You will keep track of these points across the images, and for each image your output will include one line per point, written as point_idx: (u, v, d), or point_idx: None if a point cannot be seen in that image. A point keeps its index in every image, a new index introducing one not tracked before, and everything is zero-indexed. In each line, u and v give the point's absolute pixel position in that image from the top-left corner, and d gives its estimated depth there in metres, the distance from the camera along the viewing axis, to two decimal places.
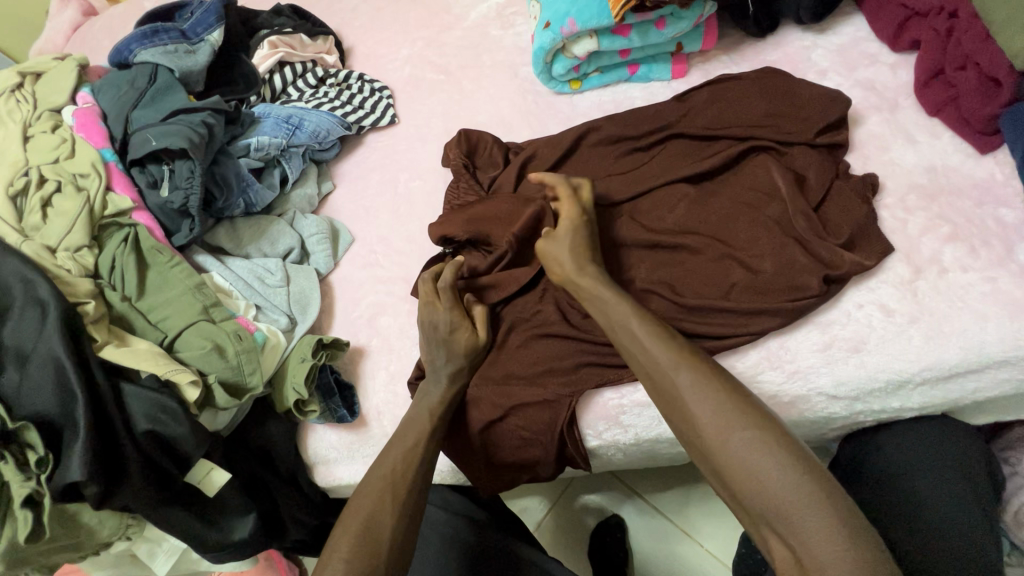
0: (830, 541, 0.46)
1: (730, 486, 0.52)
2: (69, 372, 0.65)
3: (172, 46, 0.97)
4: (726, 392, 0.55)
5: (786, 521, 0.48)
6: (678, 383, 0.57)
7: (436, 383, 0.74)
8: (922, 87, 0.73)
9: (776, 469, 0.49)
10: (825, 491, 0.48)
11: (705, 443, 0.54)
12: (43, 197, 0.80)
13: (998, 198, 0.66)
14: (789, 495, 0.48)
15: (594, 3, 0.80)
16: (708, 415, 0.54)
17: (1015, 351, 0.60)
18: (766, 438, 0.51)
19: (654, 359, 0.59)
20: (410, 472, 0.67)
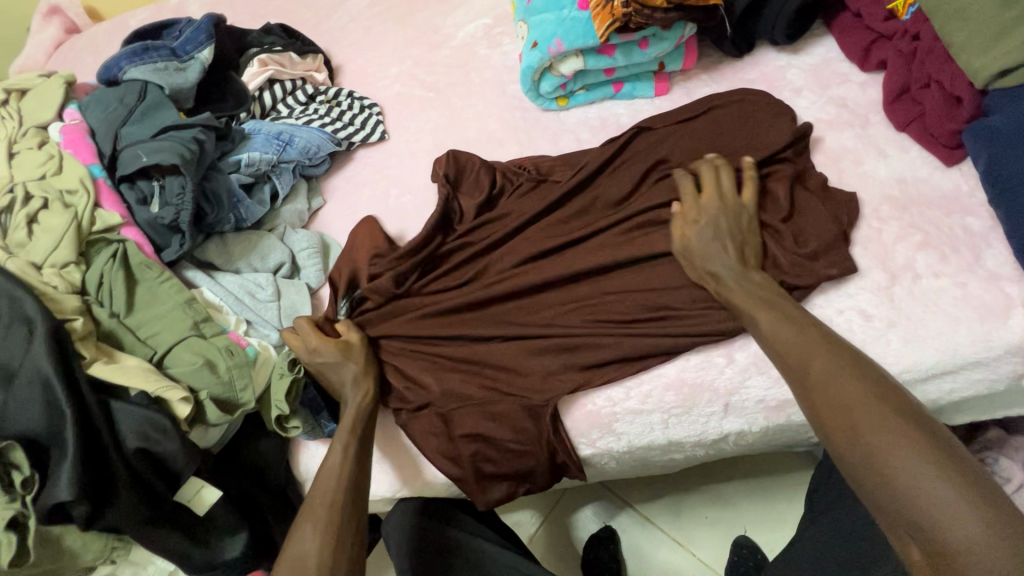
0: (972, 540, 0.46)
1: (860, 475, 0.53)
2: (57, 389, 0.64)
3: (162, 63, 0.98)
4: (867, 385, 0.56)
5: (923, 515, 0.48)
6: (815, 371, 0.59)
7: (347, 400, 0.75)
8: (891, 102, 0.76)
9: (916, 462, 0.50)
10: (979, 498, 0.48)
11: (837, 432, 0.55)
12: (28, 214, 0.79)
13: (965, 208, 0.70)
14: (930, 490, 0.49)
15: (580, 23, 0.84)
16: (846, 404, 0.56)
17: (985, 352, 0.63)
18: (908, 432, 0.52)
19: (797, 347, 0.61)
20: (336, 501, 0.66)
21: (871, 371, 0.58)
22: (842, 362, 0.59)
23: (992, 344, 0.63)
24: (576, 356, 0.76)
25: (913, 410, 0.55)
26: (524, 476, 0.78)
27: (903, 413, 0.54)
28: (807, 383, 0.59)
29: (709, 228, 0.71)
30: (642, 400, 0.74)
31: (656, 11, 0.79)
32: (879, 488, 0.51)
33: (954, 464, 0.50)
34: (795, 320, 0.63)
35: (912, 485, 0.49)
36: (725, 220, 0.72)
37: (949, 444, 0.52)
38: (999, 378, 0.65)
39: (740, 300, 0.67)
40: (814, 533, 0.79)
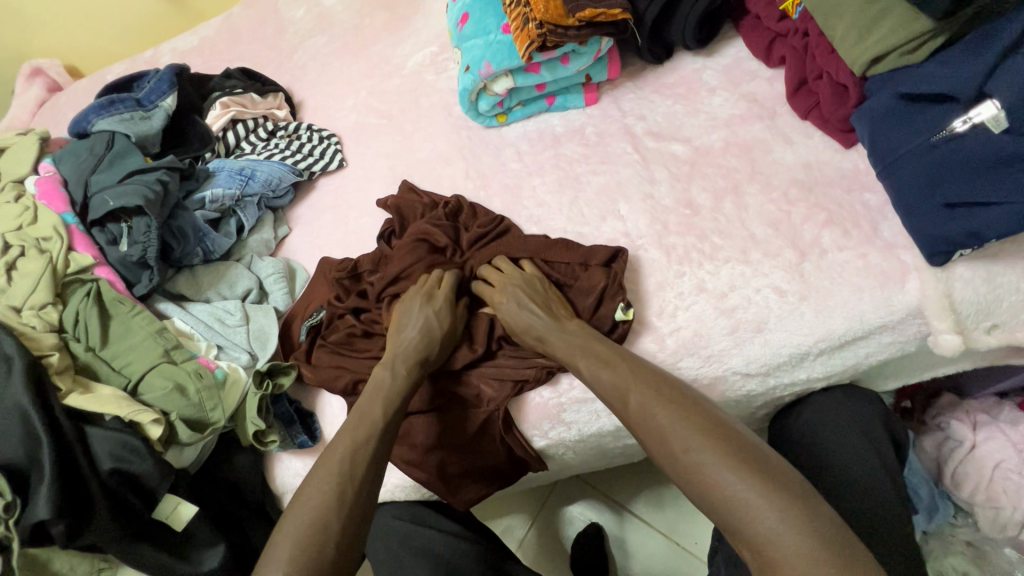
0: (779, 537, 0.48)
1: (690, 496, 0.55)
2: (33, 418, 0.70)
3: (128, 113, 1.06)
4: (676, 407, 0.59)
5: (743, 521, 0.50)
6: (634, 404, 0.62)
7: (393, 371, 0.76)
8: (792, 94, 0.83)
9: (723, 475, 0.53)
10: (776, 494, 0.50)
11: (663, 459, 0.58)
12: (8, 262, 0.86)
13: (863, 184, 0.76)
14: (740, 498, 0.51)
15: (504, 47, 0.91)
16: (659, 429, 0.59)
17: (889, 316, 0.68)
18: (712, 446, 0.55)
19: (614, 386, 0.65)
20: (359, 471, 0.66)
21: (676, 391, 0.62)
22: (651, 391, 0.62)
23: (894, 307, 0.68)
24: (517, 372, 0.80)
25: (720, 420, 0.58)
26: (485, 472, 0.84)
27: (710, 427, 0.57)
28: (629, 417, 0.62)
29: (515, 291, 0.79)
30: (585, 389, 0.79)
31: (569, 29, 0.86)
32: (706, 505, 0.53)
33: (754, 463, 0.53)
34: (605, 361, 0.67)
35: (724, 498, 0.52)
36: (535, 288, 0.79)
37: (749, 444, 0.55)
38: (908, 341, 0.70)
39: (570, 356, 0.71)
40: None
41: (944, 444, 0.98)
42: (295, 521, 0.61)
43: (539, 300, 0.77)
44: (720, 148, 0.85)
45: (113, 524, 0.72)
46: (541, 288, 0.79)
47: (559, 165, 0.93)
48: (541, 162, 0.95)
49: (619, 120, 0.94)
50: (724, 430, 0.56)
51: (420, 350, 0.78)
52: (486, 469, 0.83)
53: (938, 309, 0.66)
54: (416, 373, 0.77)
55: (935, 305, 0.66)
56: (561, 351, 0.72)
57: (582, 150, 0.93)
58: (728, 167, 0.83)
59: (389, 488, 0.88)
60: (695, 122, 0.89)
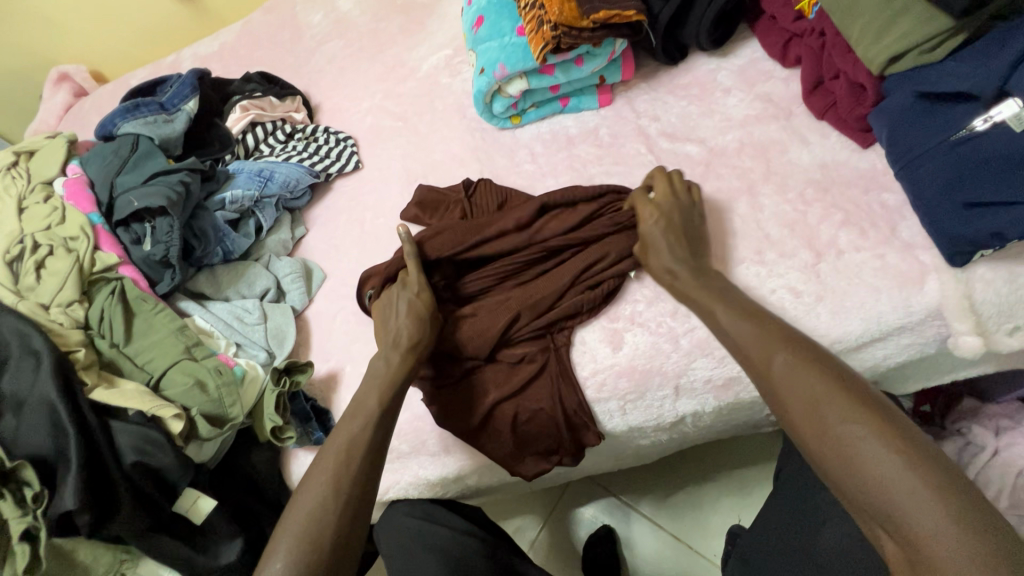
0: (942, 530, 0.46)
1: (831, 470, 0.53)
2: (61, 411, 0.72)
3: (151, 117, 1.08)
4: (832, 378, 0.56)
5: (893, 508, 0.48)
6: (778, 366, 0.59)
7: (387, 360, 0.75)
8: (808, 95, 0.83)
9: (885, 454, 0.50)
10: (942, 488, 0.47)
11: (807, 427, 0.55)
12: (37, 260, 0.89)
13: (881, 184, 0.75)
14: (898, 483, 0.48)
15: (519, 49, 0.92)
16: (809, 396, 0.56)
17: (908, 317, 0.67)
18: (871, 423, 0.52)
19: (759, 346, 0.62)
20: (357, 461, 0.67)
21: (834, 361, 0.59)
22: (804, 358, 0.59)
23: (913, 308, 0.67)
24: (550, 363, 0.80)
25: (879, 401, 0.55)
26: (538, 440, 0.81)
27: (869, 406, 0.54)
28: (772, 379, 0.59)
29: (666, 224, 0.76)
30: (599, 389, 0.79)
31: (584, 30, 0.86)
32: (855, 483, 0.51)
33: (917, 452, 0.50)
34: (749, 316, 0.65)
35: (879, 479, 0.49)
36: (674, 218, 0.76)
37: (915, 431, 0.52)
38: (928, 342, 0.69)
39: (711, 301, 0.68)
40: (776, 503, 0.82)
41: (965, 450, 0.96)
42: (293, 515, 0.63)
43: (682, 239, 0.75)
44: (735, 149, 0.84)
45: (135, 515, 0.74)
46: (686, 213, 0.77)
47: (573, 166, 0.93)
48: (554, 163, 0.95)
49: (633, 121, 0.94)
50: (885, 411, 0.53)
51: (411, 334, 0.77)
52: (544, 438, 0.80)
53: (958, 310, 0.65)
54: (411, 357, 0.76)
55: (954, 305, 0.65)
56: (698, 296, 0.70)
57: (596, 151, 0.93)
58: (743, 167, 0.82)
59: (402, 486, 0.89)
60: (709, 122, 0.88)
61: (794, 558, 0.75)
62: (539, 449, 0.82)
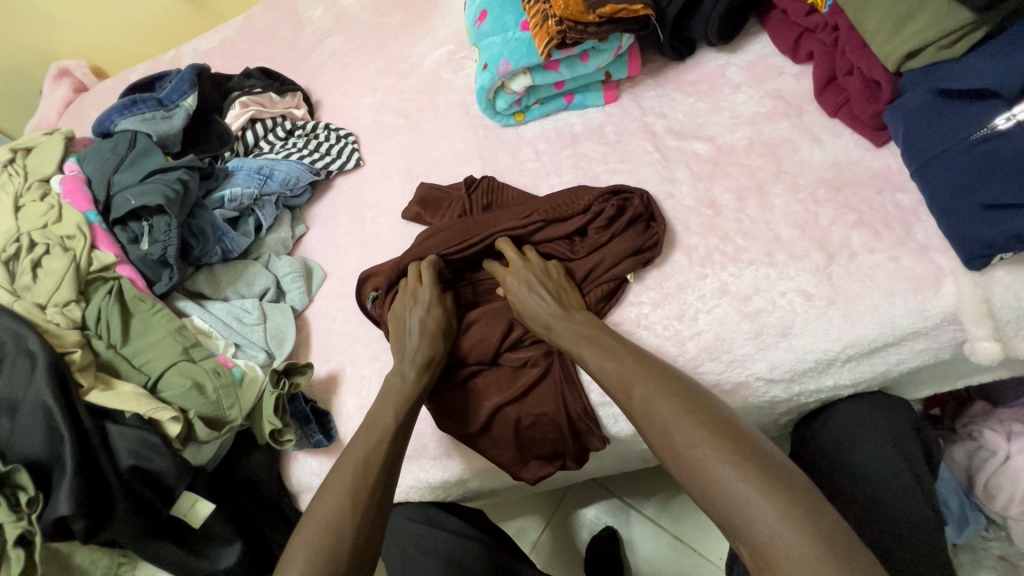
0: (777, 535, 0.46)
1: (690, 491, 0.53)
2: (56, 415, 0.71)
3: (150, 113, 1.07)
4: (682, 400, 0.58)
5: (739, 520, 0.49)
6: (637, 394, 0.60)
7: (401, 376, 0.75)
8: (820, 91, 0.81)
9: (725, 470, 0.51)
10: (777, 492, 0.48)
11: (664, 452, 0.56)
12: (33, 259, 0.88)
13: (896, 185, 0.73)
14: (739, 495, 0.49)
15: (524, 44, 0.90)
16: (660, 421, 0.57)
17: (923, 322, 0.65)
18: (713, 439, 0.53)
19: (618, 377, 0.63)
20: (375, 469, 0.66)
21: (683, 382, 0.61)
22: (659, 383, 0.61)
23: (928, 313, 0.65)
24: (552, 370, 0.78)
25: (723, 415, 0.56)
26: (542, 443, 0.79)
27: (711, 422, 0.55)
28: (631, 408, 0.60)
29: (527, 286, 0.76)
30: (604, 393, 0.77)
31: (590, 25, 0.84)
32: (707, 501, 0.51)
33: (754, 460, 0.51)
34: (611, 351, 0.66)
35: (724, 495, 0.50)
36: (534, 274, 0.77)
37: (751, 439, 0.53)
38: (943, 347, 0.67)
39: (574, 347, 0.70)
40: None
41: (975, 454, 0.94)
42: (312, 521, 0.61)
43: (549, 294, 0.75)
44: (744, 147, 0.82)
45: (131, 520, 0.73)
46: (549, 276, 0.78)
47: (577, 164, 0.91)
48: (559, 161, 0.93)
49: (639, 118, 0.92)
50: (725, 425, 0.54)
51: (425, 351, 0.77)
52: (545, 442, 0.79)
53: (976, 315, 0.63)
54: (424, 374, 0.76)
55: (972, 311, 0.63)
56: (566, 339, 0.71)
57: (601, 149, 0.91)
58: (752, 166, 0.80)
59: (403, 490, 0.87)
60: (718, 119, 0.86)
61: None
62: (543, 452, 0.80)
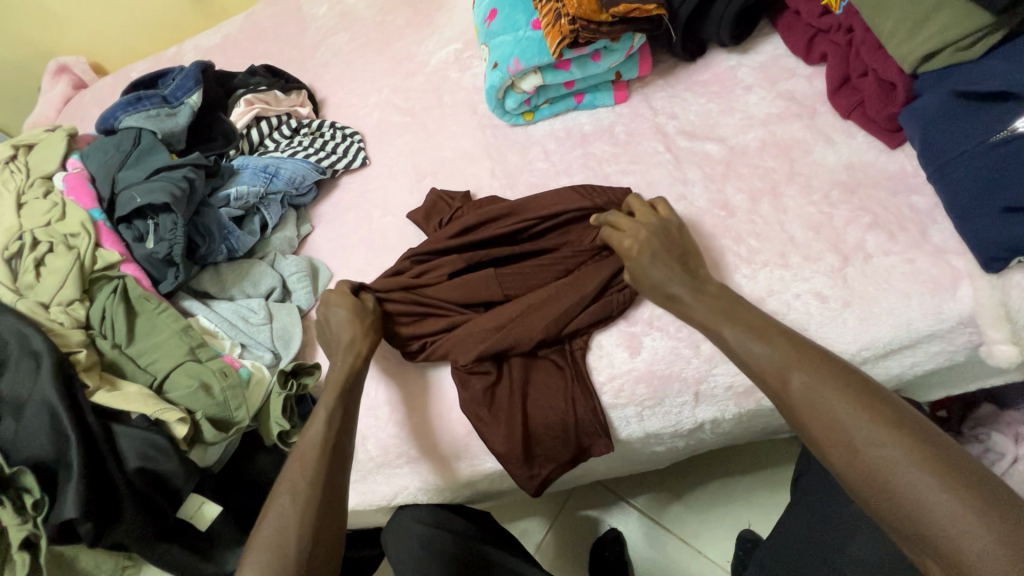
0: (991, 554, 0.44)
1: (866, 494, 0.51)
2: (62, 416, 0.69)
3: (154, 110, 1.05)
4: (855, 396, 0.55)
5: (935, 532, 0.47)
6: (796, 386, 0.58)
7: (334, 366, 0.75)
8: (834, 93, 0.80)
9: (920, 476, 0.49)
10: (985, 508, 0.46)
11: (836, 450, 0.54)
12: (36, 258, 0.86)
13: (910, 187, 0.73)
14: (938, 505, 0.47)
15: (535, 43, 0.89)
16: (832, 417, 0.55)
17: (939, 324, 0.65)
18: (901, 443, 0.51)
19: (773, 366, 0.60)
20: (316, 463, 0.66)
21: (848, 372, 0.58)
22: (823, 375, 0.58)
23: (944, 316, 0.65)
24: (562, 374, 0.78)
25: (909, 419, 0.53)
26: (550, 444, 0.77)
27: (897, 424, 0.53)
28: (790, 399, 0.58)
29: (653, 247, 0.72)
30: (616, 395, 0.77)
31: (602, 25, 0.84)
32: (892, 507, 0.50)
33: (952, 470, 0.49)
34: (758, 331, 0.63)
35: (917, 503, 0.48)
36: (660, 241, 0.73)
37: (949, 449, 0.50)
38: (957, 350, 0.67)
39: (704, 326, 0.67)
40: (793, 513, 0.80)
41: (983, 457, 0.94)
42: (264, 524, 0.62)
43: (673, 260, 0.72)
44: (757, 148, 0.82)
45: (139, 523, 0.72)
46: (676, 238, 0.74)
47: (588, 165, 0.91)
48: (569, 161, 0.93)
49: (650, 118, 0.91)
50: (915, 431, 0.52)
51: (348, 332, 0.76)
52: (550, 439, 0.77)
53: (993, 318, 0.63)
54: (350, 356, 0.75)
55: (989, 314, 0.63)
56: (700, 320, 0.67)
57: (612, 149, 0.91)
58: (765, 167, 0.80)
59: (411, 491, 0.87)
60: (730, 120, 0.86)
61: (813, 568, 0.74)
62: (545, 450, 0.78)
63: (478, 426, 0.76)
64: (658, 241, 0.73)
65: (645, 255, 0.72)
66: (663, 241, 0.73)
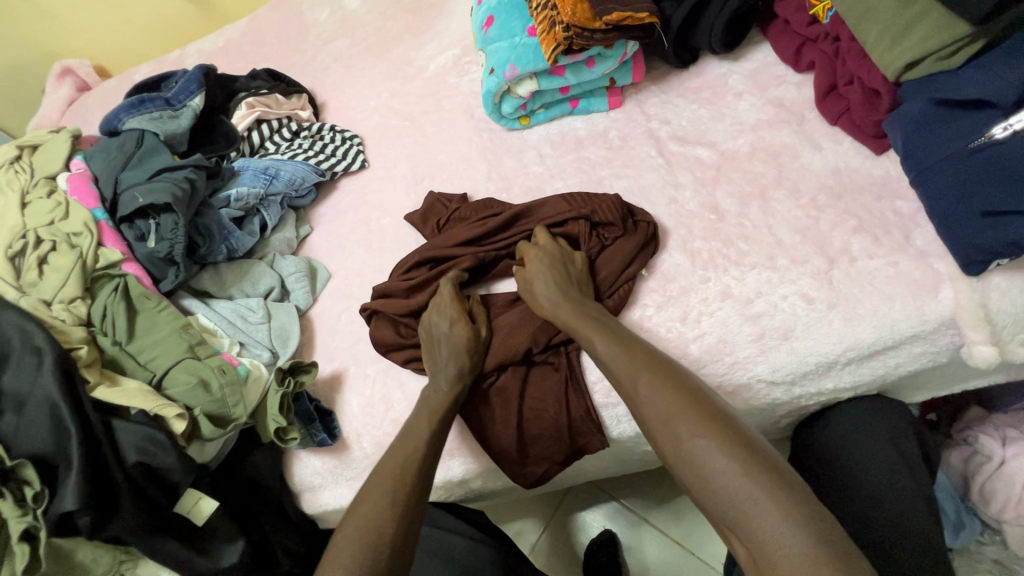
0: (779, 535, 0.48)
1: (690, 485, 0.55)
2: (63, 410, 0.71)
3: (157, 112, 1.08)
4: (686, 399, 0.58)
5: (739, 516, 0.50)
6: (643, 387, 0.61)
7: (436, 388, 0.77)
8: (821, 100, 0.83)
9: (729, 467, 0.52)
10: (780, 494, 0.50)
11: (667, 446, 0.57)
12: (40, 256, 0.88)
13: (895, 192, 0.74)
14: (741, 492, 0.51)
15: (530, 49, 0.91)
16: (665, 415, 0.58)
17: (922, 325, 0.66)
18: (718, 437, 0.54)
19: (625, 368, 0.64)
20: (410, 475, 0.68)
21: (685, 376, 0.62)
22: (664, 380, 0.61)
23: (926, 317, 0.66)
24: (556, 379, 0.79)
25: (730, 417, 0.57)
26: (541, 443, 0.80)
27: (717, 420, 0.56)
28: (636, 399, 0.61)
29: (546, 265, 0.78)
30: (607, 394, 0.78)
31: (596, 32, 0.86)
32: (707, 497, 0.53)
33: (758, 460, 0.53)
34: (619, 340, 0.67)
35: (727, 492, 0.51)
36: (561, 261, 0.79)
37: (759, 442, 0.54)
38: (940, 351, 0.69)
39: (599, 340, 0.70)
40: None
41: (970, 459, 0.95)
42: (352, 520, 0.64)
43: (567, 279, 0.77)
44: (747, 153, 0.84)
45: (138, 516, 0.72)
46: (575, 264, 0.79)
47: (582, 168, 0.93)
48: (563, 165, 0.95)
49: (643, 123, 0.93)
50: (733, 427, 0.56)
51: (456, 363, 0.78)
52: (545, 440, 0.79)
53: (973, 320, 0.64)
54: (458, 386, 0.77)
55: (969, 315, 0.64)
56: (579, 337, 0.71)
57: (605, 153, 0.93)
58: (755, 172, 0.82)
59: None
60: (720, 126, 0.88)
61: None
62: (539, 452, 0.80)
63: (476, 427, 0.80)
64: (552, 260, 0.79)
65: (539, 272, 0.77)
66: (560, 259, 0.79)
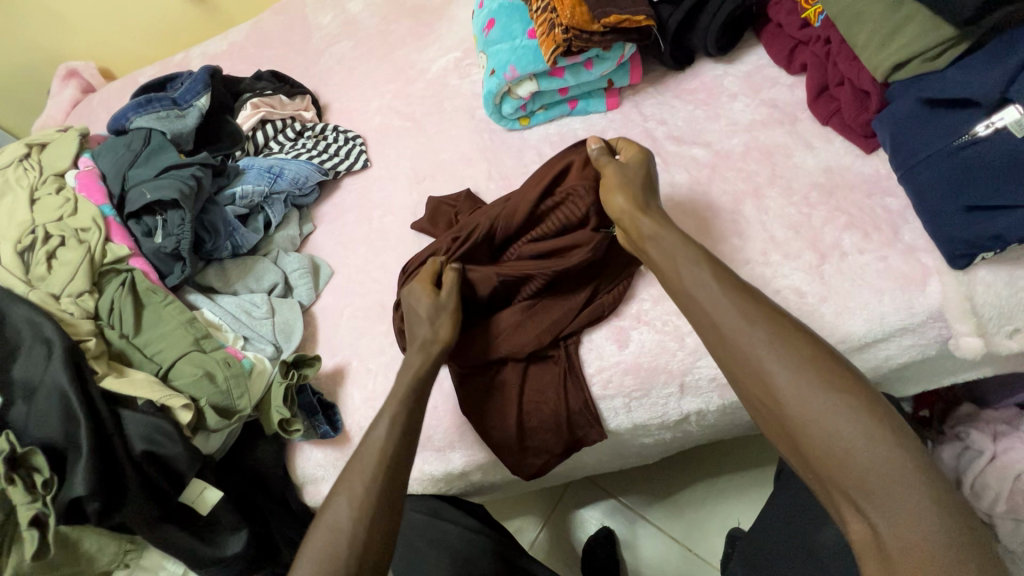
0: (913, 515, 0.48)
1: (808, 451, 0.53)
2: (73, 400, 0.73)
3: (164, 111, 1.09)
4: (814, 361, 0.55)
5: (866, 488, 0.50)
6: (759, 342, 0.57)
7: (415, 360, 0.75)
8: (813, 101, 0.85)
9: (861, 439, 0.51)
10: (913, 474, 0.50)
11: (786, 406, 0.55)
12: (48, 251, 0.89)
13: (884, 189, 0.77)
14: (874, 466, 0.50)
15: (530, 51, 0.94)
16: (789, 375, 0.55)
17: (911, 318, 0.68)
18: (850, 405, 0.53)
19: (735, 321, 0.59)
20: (385, 463, 0.65)
21: (804, 332, 0.58)
22: (782, 336, 0.58)
23: (915, 310, 0.68)
24: (556, 374, 0.81)
25: (856, 381, 0.55)
26: (541, 435, 0.81)
27: (846, 385, 0.54)
28: (749, 354, 0.58)
29: (641, 180, 0.76)
30: (605, 386, 0.79)
31: (594, 34, 0.88)
32: (830, 465, 0.52)
33: (891, 435, 0.52)
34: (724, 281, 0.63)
35: (856, 463, 0.50)
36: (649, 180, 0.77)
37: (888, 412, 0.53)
38: (929, 343, 0.71)
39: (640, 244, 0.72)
40: (777, 505, 0.83)
41: (963, 454, 0.96)
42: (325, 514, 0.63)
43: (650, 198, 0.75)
44: (741, 152, 0.86)
45: (144, 504, 0.74)
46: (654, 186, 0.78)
47: None
48: None
49: (640, 124, 0.95)
50: (863, 394, 0.53)
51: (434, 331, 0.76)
52: (544, 433, 0.81)
53: (960, 312, 0.66)
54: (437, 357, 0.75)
55: (957, 308, 0.66)
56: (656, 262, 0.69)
57: None
58: (749, 170, 0.84)
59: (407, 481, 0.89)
60: (715, 126, 0.90)
61: (794, 558, 0.76)
62: (539, 444, 0.82)
63: (476, 419, 0.82)
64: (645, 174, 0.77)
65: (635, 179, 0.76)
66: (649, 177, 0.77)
